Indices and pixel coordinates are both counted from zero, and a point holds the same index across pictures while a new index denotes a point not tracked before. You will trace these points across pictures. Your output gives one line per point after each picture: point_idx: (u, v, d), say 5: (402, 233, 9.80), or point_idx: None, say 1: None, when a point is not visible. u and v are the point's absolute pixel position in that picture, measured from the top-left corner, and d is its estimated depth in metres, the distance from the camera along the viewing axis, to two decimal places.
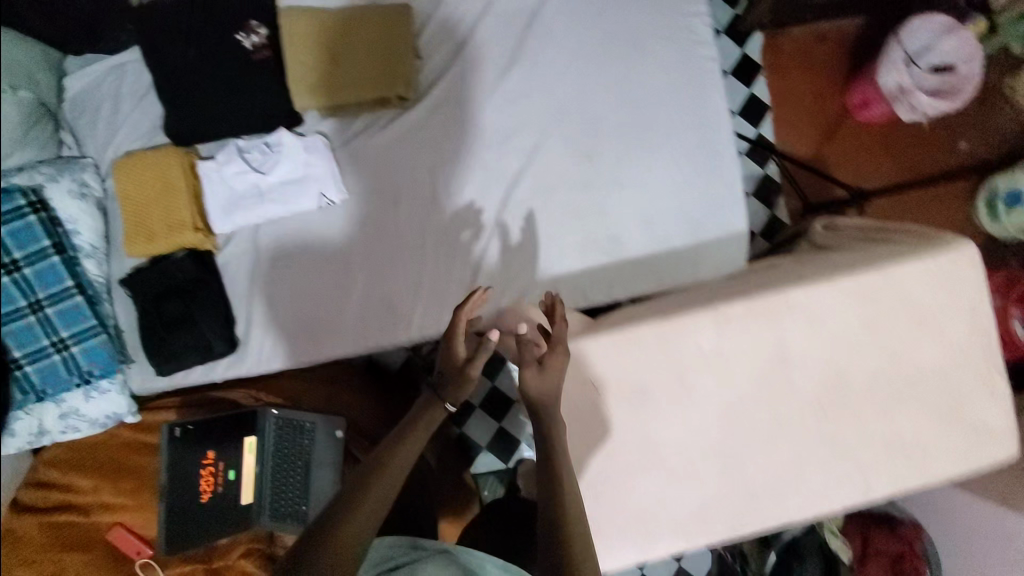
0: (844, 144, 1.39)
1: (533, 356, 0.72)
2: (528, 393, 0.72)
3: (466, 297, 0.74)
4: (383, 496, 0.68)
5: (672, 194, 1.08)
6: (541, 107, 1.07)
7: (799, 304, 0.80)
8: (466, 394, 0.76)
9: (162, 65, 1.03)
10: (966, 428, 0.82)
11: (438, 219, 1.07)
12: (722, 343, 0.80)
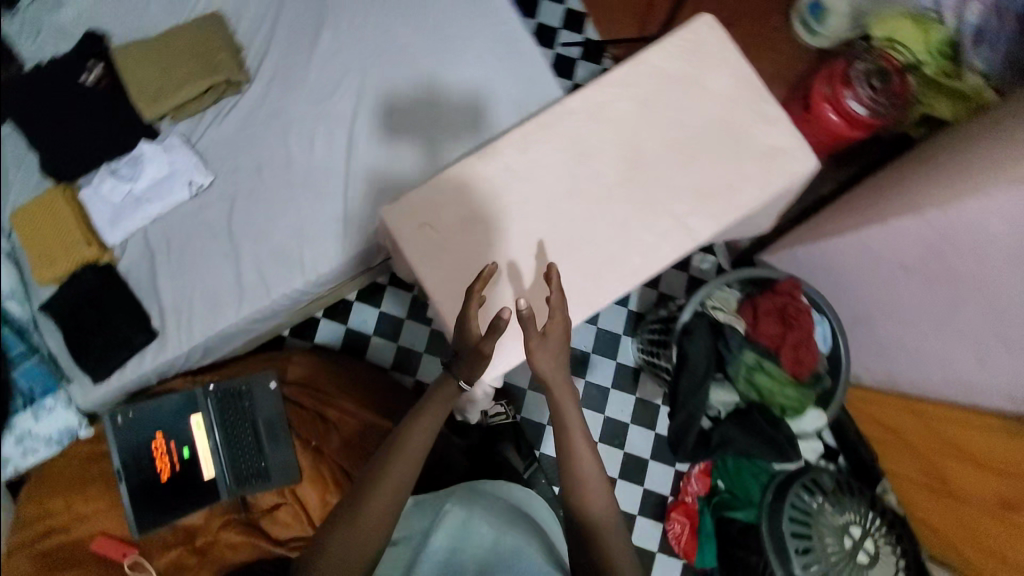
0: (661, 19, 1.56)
1: (535, 329, 0.75)
2: (538, 372, 0.77)
3: (478, 276, 0.76)
4: (400, 477, 0.80)
5: (491, 83, 1.15)
6: (357, 55, 1.15)
7: (578, 105, 0.88)
8: (476, 374, 0.79)
9: (18, 113, 1.07)
10: (762, 155, 0.88)
11: (300, 168, 1.11)
12: (526, 158, 0.86)
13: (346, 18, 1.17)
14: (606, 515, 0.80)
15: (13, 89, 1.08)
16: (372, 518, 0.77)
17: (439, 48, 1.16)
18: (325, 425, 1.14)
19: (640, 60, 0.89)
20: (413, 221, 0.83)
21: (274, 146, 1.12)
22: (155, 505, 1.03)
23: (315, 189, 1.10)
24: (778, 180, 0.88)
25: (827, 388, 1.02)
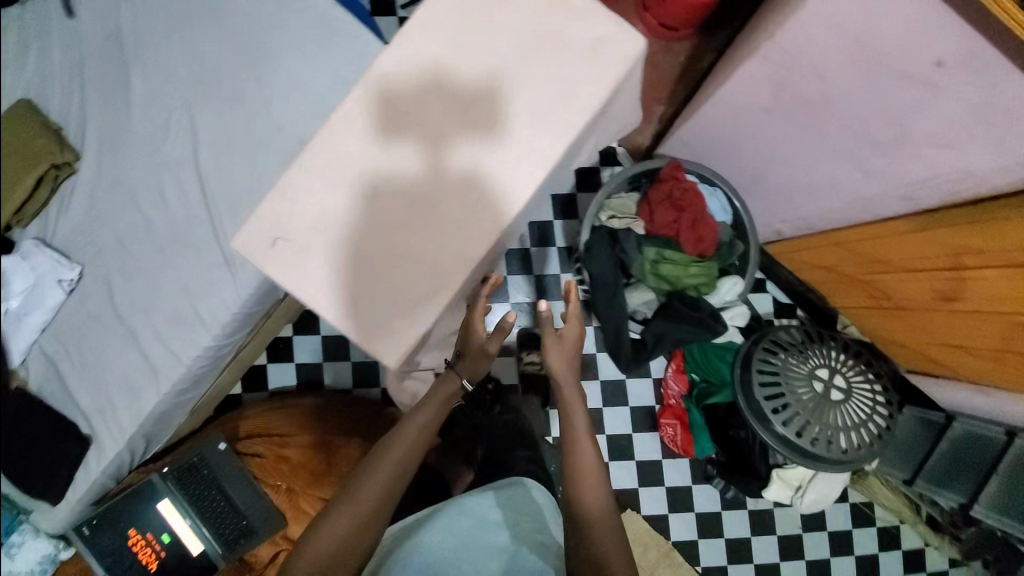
0: None
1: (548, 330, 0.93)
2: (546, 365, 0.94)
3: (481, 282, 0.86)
4: (395, 464, 0.86)
5: (320, 73, 1.09)
6: (177, 94, 1.08)
7: (387, 65, 0.83)
8: (477, 372, 0.96)
9: None
10: (588, 48, 0.84)
11: (165, 231, 1.06)
12: (355, 139, 0.82)
13: (151, 61, 1.09)
14: (594, 487, 0.87)
15: None
16: (366, 495, 0.83)
17: (254, 54, 1.09)
18: (294, 464, 1.14)
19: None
20: (261, 238, 0.79)
21: (131, 215, 1.07)
22: None
23: (184, 243, 1.06)
24: (613, 70, 0.84)
25: (743, 249, 1.05)
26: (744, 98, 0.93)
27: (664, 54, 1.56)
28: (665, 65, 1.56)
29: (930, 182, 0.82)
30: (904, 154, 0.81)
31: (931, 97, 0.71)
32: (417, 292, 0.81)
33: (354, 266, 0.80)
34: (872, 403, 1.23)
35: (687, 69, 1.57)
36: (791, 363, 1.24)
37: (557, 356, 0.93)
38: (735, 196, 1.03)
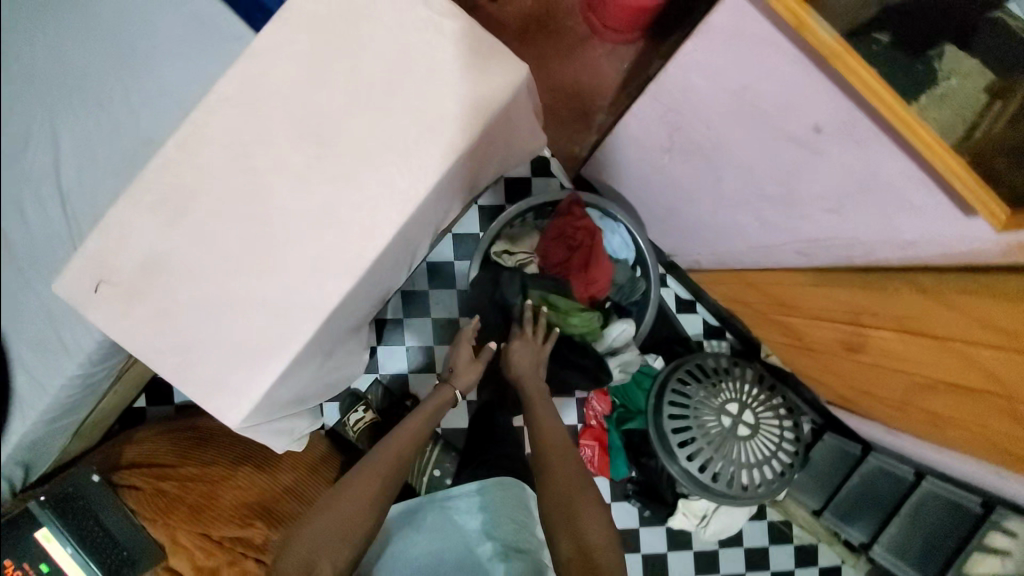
0: None
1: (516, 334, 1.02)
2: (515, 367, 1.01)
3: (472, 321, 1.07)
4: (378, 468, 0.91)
5: (188, 77, 0.97)
6: (33, 98, 0.98)
7: (232, 89, 0.73)
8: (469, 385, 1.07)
9: None
10: (461, 81, 0.76)
11: (23, 252, 0.97)
12: (196, 175, 0.73)
13: None
14: (567, 458, 0.90)
15: None
16: (350, 504, 0.85)
17: (122, 54, 0.98)
18: (175, 494, 1.09)
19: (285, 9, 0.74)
20: (85, 281, 0.73)
21: None
22: None
23: (46, 265, 0.98)
24: (487, 104, 0.76)
25: (644, 288, 1.09)
26: (643, 134, 0.86)
27: (608, 56, 1.42)
28: (607, 69, 1.42)
29: (823, 242, 0.77)
30: (795, 214, 0.75)
31: (812, 163, 0.64)
32: (262, 341, 0.75)
33: (190, 313, 0.74)
34: (780, 438, 1.22)
35: (633, 75, 1.42)
36: (702, 397, 1.21)
37: (523, 345, 1.00)
38: (639, 235, 1.07)
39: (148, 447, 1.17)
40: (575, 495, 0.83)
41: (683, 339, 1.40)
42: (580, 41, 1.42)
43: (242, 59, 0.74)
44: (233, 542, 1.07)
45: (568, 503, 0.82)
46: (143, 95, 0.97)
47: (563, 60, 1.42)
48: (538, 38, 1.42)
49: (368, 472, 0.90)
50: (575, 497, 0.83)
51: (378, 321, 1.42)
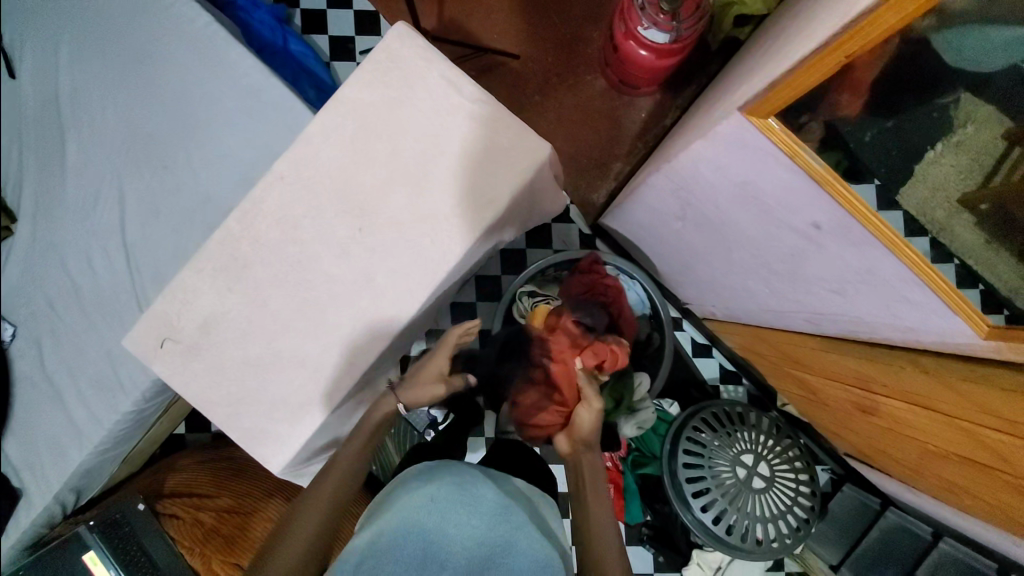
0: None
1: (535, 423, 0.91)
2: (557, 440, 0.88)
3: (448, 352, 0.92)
4: (334, 487, 0.82)
5: (246, 144, 1.08)
6: (107, 160, 1.10)
7: (286, 170, 0.83)
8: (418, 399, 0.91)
9: None
10: (489, 162, 0.84)
11: (93, 298, 1.09)
12: (253, 244, 0.83)
13: (83, 128, 1.11)
14: (600, 487, 0.82)
15: None
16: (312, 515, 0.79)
17: (185, 123, 1.09)
18: (214, 522, 1.18)
19: (337, 96, 0.84)
20: (152, 338, 0.83)
21: (60, 278, 1.10)
22: None
23: (111, 309, 1.08)
24: (512, 182, 0.84)
25: (657, 341, 1.13)
26: (660, 204, 0.92)
27: (626, 108, 1.48)
28: (624, 121, 1.49)
29: (829, 314, 0.81)
30: (802, 288, 0.79)
31: (814, 250, 0.69)
32: (305, 397, 0.82)
33: (245, 368, 0.83)
34: (795, 491, 1.22)
35: (649, 127, 1.48)
36: (717, 445, 1.22)
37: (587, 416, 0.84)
38: (654, 291, 1.12)
39: (183, 477, 1.25)
40: (605, 531, 0.76)
41: (700, 384, 1.42)
42: (600, 94, 1.49)
43: (297, 142, 0.84)
44: None
45: (586, 533, 0.76)
46: (202, 160, 1.08)
47: (581, 112, 1.49)
48: (558, 93, 1.49)
49: (329, 477, 0.83)
50: (598, 530, 0.76)
51: (402, 358, 1.47)
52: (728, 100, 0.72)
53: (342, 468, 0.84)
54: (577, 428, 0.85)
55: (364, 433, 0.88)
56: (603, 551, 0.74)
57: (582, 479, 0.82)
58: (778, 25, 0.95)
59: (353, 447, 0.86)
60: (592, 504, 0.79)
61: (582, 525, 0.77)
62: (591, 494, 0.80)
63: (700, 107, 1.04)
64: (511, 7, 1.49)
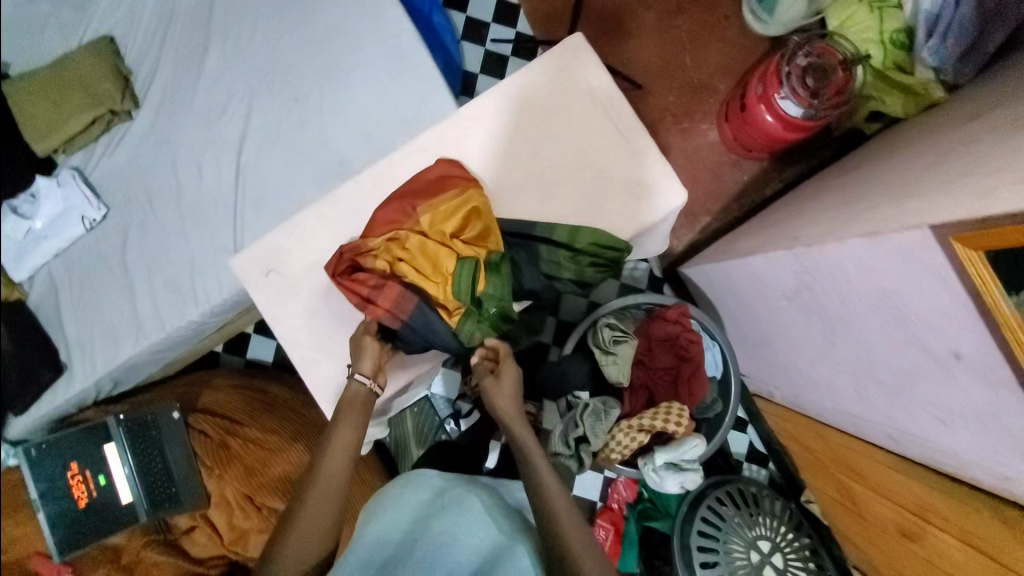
0: (600, 18, 1.52)
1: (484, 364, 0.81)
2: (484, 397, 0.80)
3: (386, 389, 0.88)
4: (320, 503, 0.75)
5: (380, 101, 1.09)
6: (243, 77, 1.11)
7: (431, 145, 0.86)
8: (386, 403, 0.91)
9: None
10: (624, 189, 0.85)
11: (189, 204, 1.11)
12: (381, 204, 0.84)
13: (229, 39, 1.12)
14: (544, 463, 0.75)
15: None
16: (300, 539, 0.74)
17: (325, 64, 1.10)
18: (239, 451, 1.19)
19: (501, 90, 0.86)
20: (259, 266, 0.84)
21: (166, 176, 1.12)
22: (75, 530, 1.09)
23: (205, 222, 1.10)
24: (641, 214, 0.85)
25: (717, 411, 1.04)
26: (773, 279, 0.91)
27: (731, 167, 1.48)
28: (726, 178, 1.48)
29: (917, 437, 0.79)
30: (900, 404, 0.78)
31: (939, 374, 0.68)
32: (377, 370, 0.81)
33: (338, 319, 0.84)
34: None
35: (748, 191, 1.47)
36: (736, 523, 1.22)
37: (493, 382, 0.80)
38: (733, 359, 1.03)
39: (214, 397, 1.28)
40: (564, 512, 0.71)
41: (727, 454, 1.41)
42: (709, 146, 1.49)
43: (449, 119, 0.86)
44: (270, 512, 1.16)
45: (547, 508, 0.72)
46: (333, 103, 1.10)
47: (686, 158, 1.49)
48: (669, 133, 1.50)
49: (325, 482, 0.75)
50: (556, 506, 0.72)
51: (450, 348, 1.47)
52: (889, 204, 0.72)
53: (343, 463, 0.76)
54: (500, 411, 0.79)
55: (346, 422, 0.78)
56: (563, 530, 0.70)
57: (524, 459, 0.76)
58: (935, 139, 0.94)
59: (339, 448, 0.77)
60: (544, 485, 0.73)
61: (541, 515, 0.72)
62: (538, 475, 0.74)
63: (825, 195, 1.04)
64: (648, 37, 1.51)
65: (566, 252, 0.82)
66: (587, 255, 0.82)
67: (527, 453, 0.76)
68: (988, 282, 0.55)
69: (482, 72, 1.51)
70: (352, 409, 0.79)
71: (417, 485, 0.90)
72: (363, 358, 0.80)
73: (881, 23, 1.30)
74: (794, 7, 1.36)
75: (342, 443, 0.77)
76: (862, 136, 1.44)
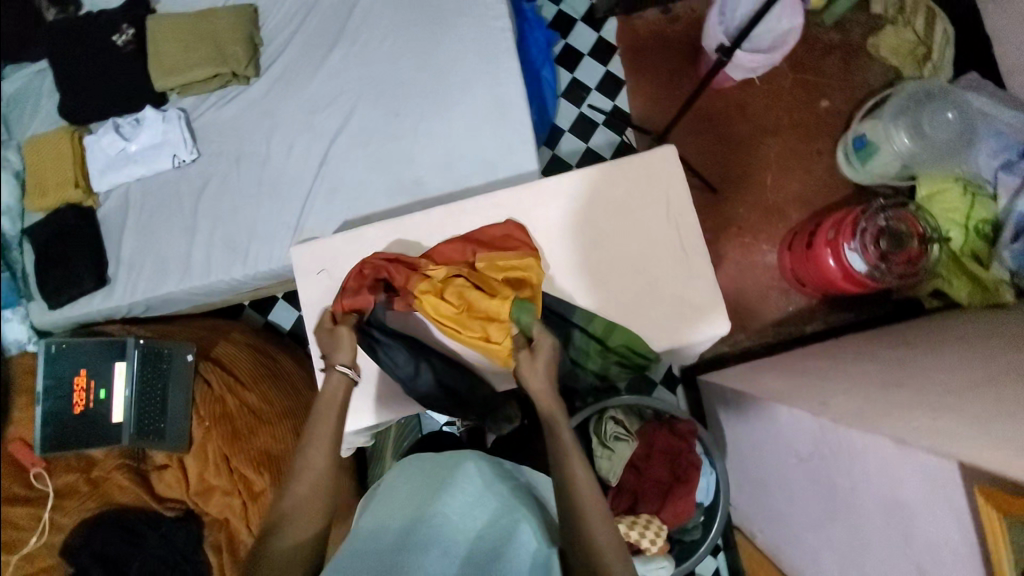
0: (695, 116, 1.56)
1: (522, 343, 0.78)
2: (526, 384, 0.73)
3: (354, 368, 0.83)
4: (313, 473, 0.74)
5: (470, 137, 1.14)
6: (356, 76, 1.19)
7: (507, 202, 0.91)
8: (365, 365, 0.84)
9: (64, 64, 1.21)
10: (672, 300, 0.88)
11: (271, 173, 1.18)
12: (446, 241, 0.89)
13: (357, 40, 1.21)
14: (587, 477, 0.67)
15: (65, 44, 1.21)
16: (298, 513, 0.72)
17: (433, 89, 1.17)
18: (233, 410, 1.22)
19: (588, 176, 0.90)
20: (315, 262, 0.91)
21: (259, 142, 1.19)
22: (63, 432, 1.16)
23: (278, 194, 1.17)
24: (681, 328, 0.87)
25: (694, 538, 1.03)
26: (790, 430, 0.90)
27: (780, 293, 1.47)
28: (772, 302, 1.47)
29: None
30: None
31: None
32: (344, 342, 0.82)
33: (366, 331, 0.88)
34: None
35: (789, 323, 1.46)
36: None
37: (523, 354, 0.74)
38: (725, 491, 1.01)
39: (229, 349, 1.32)
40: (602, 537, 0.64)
41: None
42: (764, 265, 1.49)
43: (533, 184, 0.92)
44: (241, 478, 1.20)
45: (584, 527, 0.65)
46: (428, 125, 1.16)
47: (738, 271, 1.49)
48: (729, 242, 1.50)
49: (307, 482, 0.73)
50: (592, 522, 0.65)
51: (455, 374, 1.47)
52: (929, 412, 0.71)
53: (323, 463, 0.75)
54: (546, 406, 0.72)
55: (324, 419, 0.78)
56: (590, 515, 0.65)
57: (563, 469, 0.68)
58: (992, 347, 0.92)
59: (317, 446, 0.76)
60: (583, 501, 0.66)
61: (569, 505, 0.67)
62: (577, 487, 0.66)
63: (865, 363, 1.02)
64: (736, 147, 1.54)
65: (598, 345, 0.86)
66: (616, 355, 0.87)
67: (568, 463, 0.68)
68: (999, 544, 0.53)
69: (570, 130, 1.57)
70: (331, 405, 0.80)
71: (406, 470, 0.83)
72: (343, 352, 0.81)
73: (970, 208, 1.30)
74: (888, 165, 1.37)
75: (320, 440, 0.76)
76: (919, 308, 1.42)
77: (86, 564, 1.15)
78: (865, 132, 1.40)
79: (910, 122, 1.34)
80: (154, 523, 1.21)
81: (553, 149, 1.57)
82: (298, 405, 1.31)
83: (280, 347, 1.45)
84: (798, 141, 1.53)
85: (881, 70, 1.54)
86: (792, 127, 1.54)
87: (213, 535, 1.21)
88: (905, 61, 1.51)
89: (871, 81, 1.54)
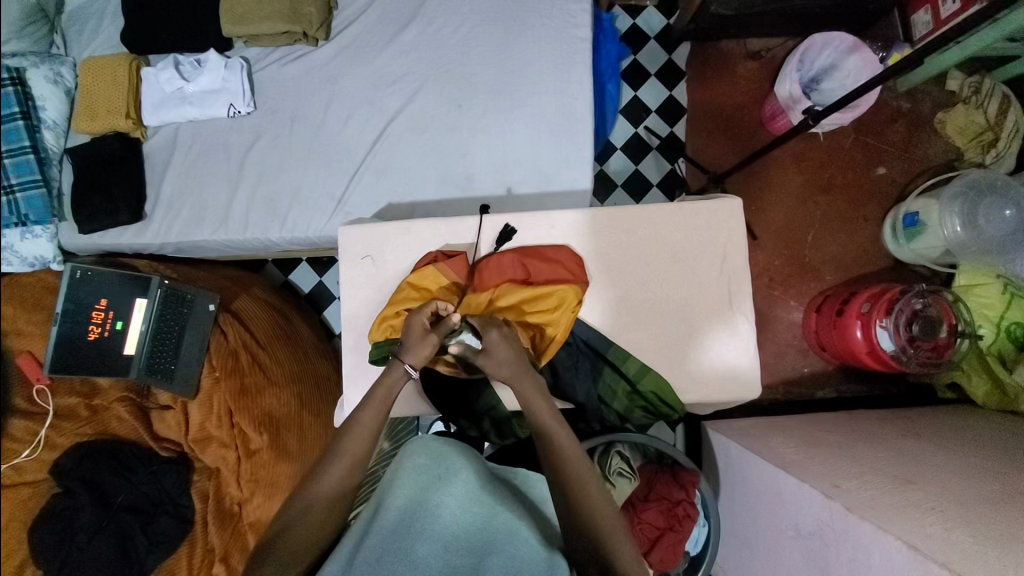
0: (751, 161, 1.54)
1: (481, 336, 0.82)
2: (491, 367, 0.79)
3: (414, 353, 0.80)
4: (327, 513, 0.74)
5: (528, 146, 1.13)
6: (425, 59, 1.17)
7: (560, 225, 0.96)
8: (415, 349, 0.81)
9: None
10: (703, 351, 0.93)
11: (324, 142, 1.18)
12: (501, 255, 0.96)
13: (432, 22, 1.18)
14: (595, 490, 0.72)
15: None
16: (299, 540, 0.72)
17: (501, 87, 1.15)
18: (245, 366, 1.22)
19: (642, 215, 0.95)
20: (358, 248, 0.98)
21: (317, 108, 1.19)
22: (72, 357, 1.15)
23: (329, 164, 1.16)
24: (711, 380, 0.92)
25: None
26: (796, 506, 0.91)
27: (797, 353, 1.48)
28: (788, 360, 1.47)
29: None
30: None
31: None
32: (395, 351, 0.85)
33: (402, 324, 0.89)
34: None
35: (801, 383, 1.46)
36: None
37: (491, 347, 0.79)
38: (714, 546, 1.02)
39: (251, 304, 1.32)
40: (614, 538, 0.70)
41: None
42: (787, 322, 1.49)
43: (589, 213, 0.96)
44: (239, 433, 1.19)
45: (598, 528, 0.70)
46: (489, 123, 1.14)
47: (761, 322, 1.49)
48: (757, 292, 1.50)
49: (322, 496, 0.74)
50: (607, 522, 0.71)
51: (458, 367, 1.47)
52: (942, 521, 0.71)
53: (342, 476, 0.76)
54: (551, 437, 0.75)
55: (360, 437, 0.78)
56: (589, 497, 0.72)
57: (575, 485, 0.72)
58: (1009, 458, 0.92)
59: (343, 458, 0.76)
60: (596, 509, 0.71)
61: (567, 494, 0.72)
62: (590, 501, 0.71)
63: (874, 446, 1.02)
64: (786, 196, 1.53)
65: (626, 386, 0.93)
66: (642, 400, 0.93)
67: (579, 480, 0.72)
68: None
69: (622, 149, 1.55)
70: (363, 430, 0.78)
71: (412, 456, 0.79)
72: (413, 352, 0.80)
73: (1006, 307, 1.28)
74: (933, 248, 1.35)
75: (347, 456, 0.77)
76: (932, 394, 1.42)
77: (71, 487, 1.15)
78: (917, 210, 1.37)
79: (966, 209, 1.28)
80: (147, 460, 1.22)
81: (601, 165, 1.55)
82: (306, 372, 1.32)
83: (298, 310, 1.47)
84: (848, 204, 1.51)
85: (944, 149, 1.51)
86: (845, 190, 1.52)
87: (202, 481, 1.23)
88: (968, 144, 1.47)
89: (932, 158, 1.51)
